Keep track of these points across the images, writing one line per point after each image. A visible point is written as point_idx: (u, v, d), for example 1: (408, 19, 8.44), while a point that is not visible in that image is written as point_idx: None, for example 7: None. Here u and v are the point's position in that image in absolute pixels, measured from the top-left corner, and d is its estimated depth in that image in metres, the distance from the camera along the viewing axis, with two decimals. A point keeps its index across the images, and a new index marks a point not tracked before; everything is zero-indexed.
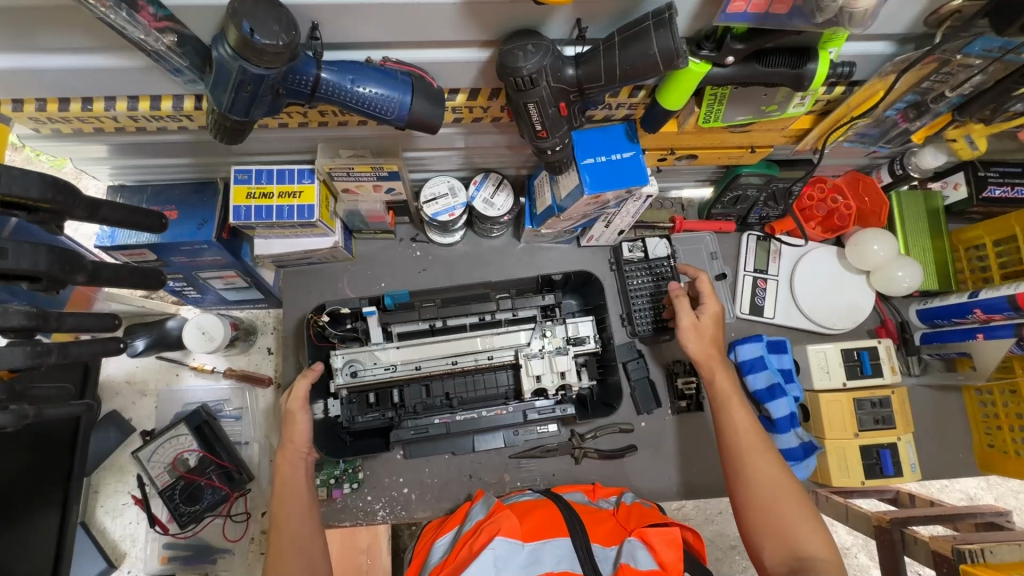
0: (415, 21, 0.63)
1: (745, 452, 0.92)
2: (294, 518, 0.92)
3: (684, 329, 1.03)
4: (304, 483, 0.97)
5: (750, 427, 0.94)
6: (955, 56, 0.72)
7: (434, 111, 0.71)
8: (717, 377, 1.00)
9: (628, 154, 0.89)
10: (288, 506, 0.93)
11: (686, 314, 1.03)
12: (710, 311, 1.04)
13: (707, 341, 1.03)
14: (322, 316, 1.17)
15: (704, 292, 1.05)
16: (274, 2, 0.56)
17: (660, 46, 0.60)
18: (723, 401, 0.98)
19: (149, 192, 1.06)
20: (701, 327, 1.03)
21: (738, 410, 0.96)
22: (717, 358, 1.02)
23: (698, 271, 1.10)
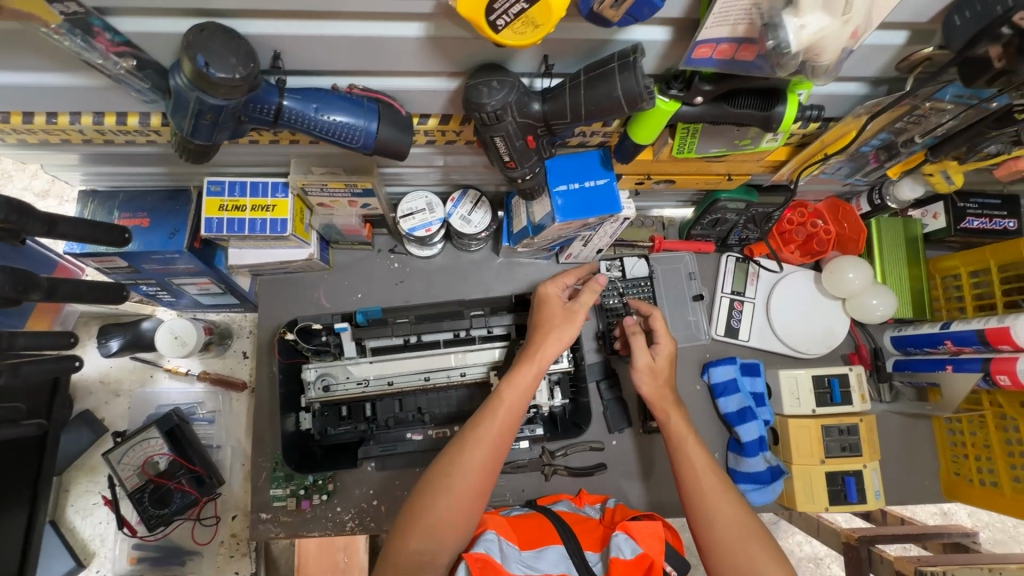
0: (380, 53, 0.62)
1: (708, 493, 0.89)
2: (505, 415, 0.90)
3: (639, 369, 1.07)
4: (529, 386, 0.94)
5: (708, 466, 0.93)
6: (926, 101, 0.71)
7: (401, 136, 0.71)
8: (672, 418, 1.01)
9: (602, 181, 0.88)
10: (508, 400, 0.91)
11: (643, 355, 1.07)
12: (664, 351, 1.09)
13: (661, 382, 1.06)
14: (292, 331, 1.12)
15: (658, 330, 1.10)
16: (231, 33, 0.56)
17: (624, 88, 0.59)
18: (678, 441, 0.97)
19: (121, 199, 1.05)
20: (656, 368, 1.08)
21: (694, 449, 0.95)
22: (669, 396, 1.05)
23: (650, 307, 1.14)
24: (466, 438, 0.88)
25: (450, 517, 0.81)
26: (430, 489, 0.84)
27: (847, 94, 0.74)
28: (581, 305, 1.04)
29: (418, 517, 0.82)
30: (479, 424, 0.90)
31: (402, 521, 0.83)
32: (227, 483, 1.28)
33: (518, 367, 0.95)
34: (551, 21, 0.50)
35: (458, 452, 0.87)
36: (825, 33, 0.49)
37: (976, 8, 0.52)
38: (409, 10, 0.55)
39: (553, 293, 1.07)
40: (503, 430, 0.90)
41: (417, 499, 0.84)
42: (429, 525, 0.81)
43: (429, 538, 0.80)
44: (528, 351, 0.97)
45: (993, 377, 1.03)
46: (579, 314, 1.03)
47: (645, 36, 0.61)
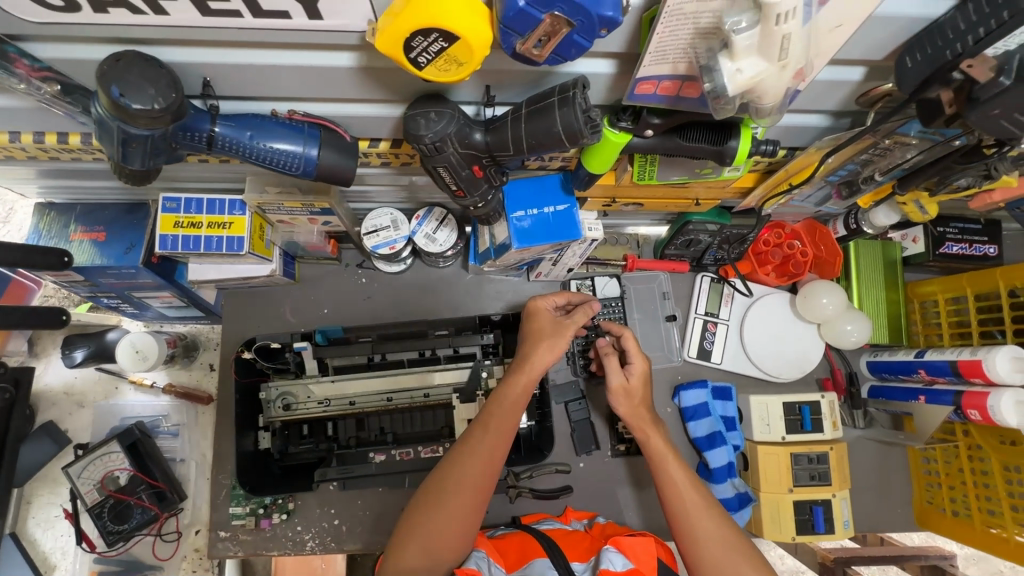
0: (315, 81, 0.60)
1: (692, 512, 0.87)
2: (495, 428, 0.88)
3: (614, 390, 1.01)
4: (519, 398, 0.92)
5: (692, 485, 0.90)
6: (890, 135, 0.69)
7: (346, 162, 0.69)
8: (652, 438, 0.96)
9: (562, 207, 0.86)
10: (498, 413, 0.89)
11: (617, 376, 1.01)
12: (639, 370, 1.02)
13: (637, 402, 1.00)
14: (251, 350, 1.11)
15: (630, 350, 1.03)
16: (151, 61, 0.54)
17: (564, 123, 0.57)
18: (659, 462, 0.93)
19: (79, 212, 1.03)
20: (632, 387, 1.02)
21: (677, 469, 0.92)
22: (649, 416, 0.99)
23: (621, 327, 1.08)
24: (456, 454, 0.87)
25: (445, 536, 0.80)
26: (422, 508, 0.82)
27: (810, 125, 0.72)
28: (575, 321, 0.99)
29: (412, 536, 0.80)
30: (470, 438, 0.88)
31: (396, 540, 0.82)
32: (190, 498, 1.26)
33: (508, 380, 0.93)
34: (475, 60, 0.48)
35: (450, 470, 0.85)
36: (762, 77, 0.47)
37: (928, 51, 0.50)
38: (337, 42, 0.53)
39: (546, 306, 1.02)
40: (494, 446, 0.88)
41: (410, 519, 0.83)
42: (425, 544, 0.79)
43: (425, 558, 0.79)
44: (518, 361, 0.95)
45: (965, 411, 1.02)
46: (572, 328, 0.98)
47: (589, 68, 0.58)
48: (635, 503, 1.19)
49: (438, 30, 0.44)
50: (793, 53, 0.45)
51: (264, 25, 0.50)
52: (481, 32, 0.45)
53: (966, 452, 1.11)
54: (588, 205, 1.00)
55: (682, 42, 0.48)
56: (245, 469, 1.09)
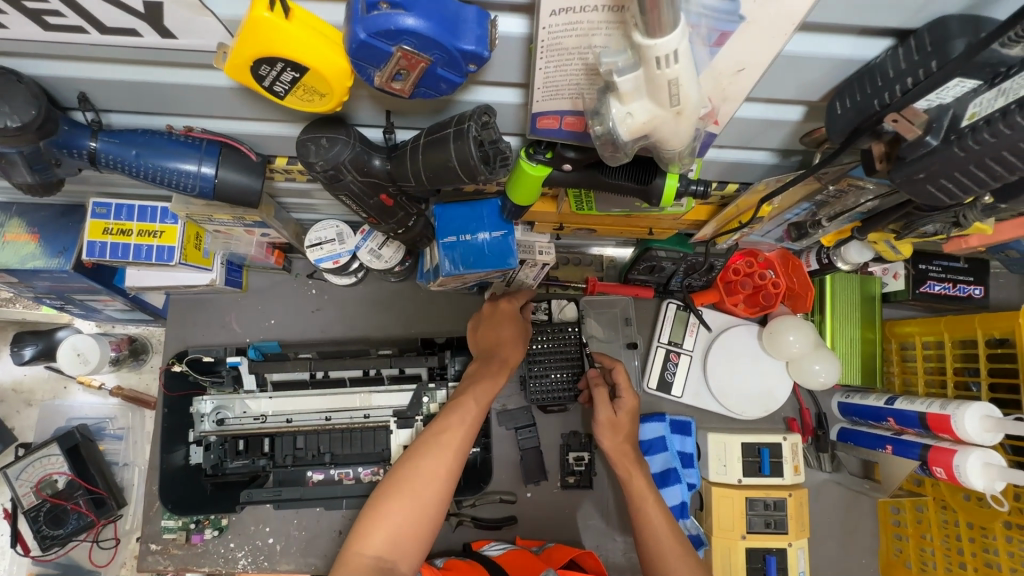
0: (198, 99, 0.55)
1: (669, 554, 0.87)
2: (467, 420, 0.88)
3: (600, 423, 1.00)
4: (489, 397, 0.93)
5: (667, 526, 0.91)
6: (838, 179, 0.62)
7: (249, 182, 0.64)
8: (633, 476, 0.97)
9: (497, 234, 0.80)
10: (473, 407, 0.90)
11: (604, 409, 1.01)
12: (627, 406, 1.03)
13: (622, 438, 1.00)
14: (181, 363, 1.09)
15: (619, 383, 1.05)
16: (8, 74, 0.49)
17: (458, 157, 0.52)
18: (637, 500, 0.94)
19: (14, 211, 0.99)
20: (618, 423, 1.01)
21: (654, 508, 0.93)
22: (631, 457, 1.00)
23: (613, 362, 1.11)
24: (428, 443, 0.85)
25: (411, 525, 0.79)
26: (390, 494, 0.80)
27: (757, 162, 0.66)
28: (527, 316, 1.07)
29: (378, 521, 0.78)
30: (444, 428, 0.87)
31: (360, 524, 0.79)
32: (130, 505, 1.24)
33: (484, 378, 0.95)
34: (338, 90, 0.43)
35: (421, 456, 0.83)
36: (656, 123, 0.41)
37: (858, 97, 0.44)
38: (204, 62, 0.48)
39: (511, 309, 1.03)
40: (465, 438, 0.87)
41: (377, 502, 0.80)
42: (392, 530, 0.78)
43: (390, 544, 0.77)
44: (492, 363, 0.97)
45: (930, 467, 0.95)
46: (527, 327, 1.05)
47: (494, 97, 0.53)
48: (581, 537, 1.13)
49: (282, 60, 0.39)
50: (687, 99, 0.39)
51: (119, 42, 0.46)
52: (333, 62, 0.40)
53: (937, 509, 1.05)
54: (538, 228, 0.95)
55: (573, 78, 0.43)
56: (174, 484, 1.08)
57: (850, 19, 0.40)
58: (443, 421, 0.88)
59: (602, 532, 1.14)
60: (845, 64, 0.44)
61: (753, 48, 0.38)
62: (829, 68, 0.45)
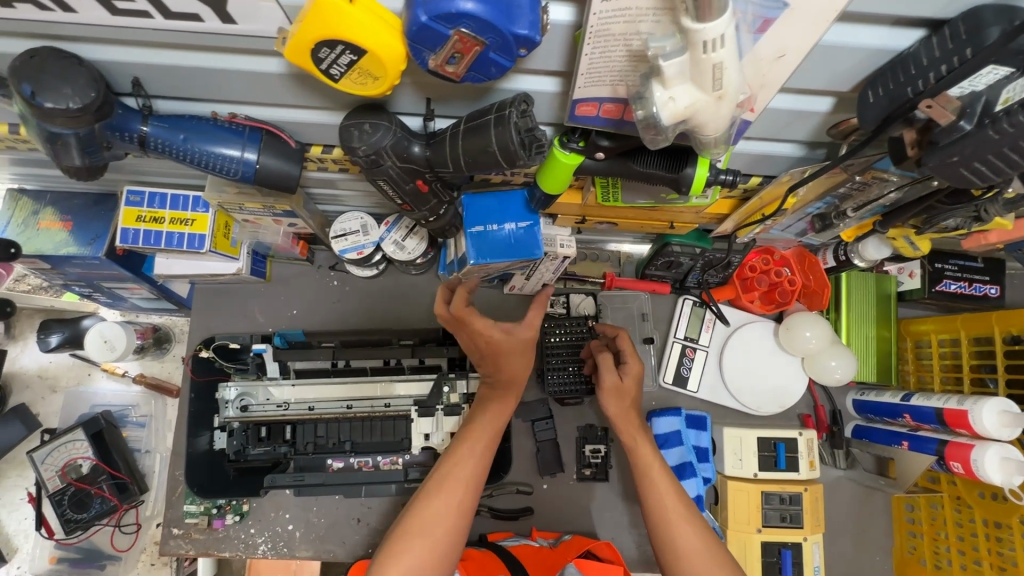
0: (246, 85, 0.57)
1: (677, 522, 0.82)
2: (475, 455, 0.86)
3: (605, 390, 0.95)
4: (497, 426, 0.90)
5: (674, 493, 0.86)
6: (864, 171, 0.64)
7: (287, 168, 0.66)
8: (639, 443, 0.92)
9: (524, 224, 0.82)
10: (480, 441, 0.87)
11: (610, 374, 0.95)
12: (633, 371, 0.97)
13: (628, 404, 0.95)
14: (208, 349, 1.12)
15: (625, 351, 1.00)
16: (71, 58, 0.52)
17: (499, 142, 0.53)
18: (643, 468, 0.89)
19: (49, 200, 1.02)
20: (623, 388, 0.96)
21: (660, 476, 0.88)
22: (637, 423, 0.95)
23: (617, 328, 1.06)
24: (434, 485, 0.82)
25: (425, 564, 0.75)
26: (403, 534, 0.77)
27: (783, 154, 0.68)
28: (533, 326, 0.89)
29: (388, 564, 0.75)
30: (450, 469, 0.83)
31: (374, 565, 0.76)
32: (151, 491, 1.26)
33: (491, 402, 0.91)
34: (391, 74, 0.45)
35: (433, 492, 0.81)
36: (697, 107, 0.43)
37: (890, 86, 0.46)
38: (258, 47, 0.50)
39: (501, 335, 0.85)
40: (472, 472, 0.84)
41: (389, 543, 0.77)
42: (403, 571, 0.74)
43: None
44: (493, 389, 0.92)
45: (947, 462, 0.96)
46: (534, 338, 0.88)
47: (533, 86, 0.55)
48: (595, 530, 1.14)
49: (343, 42, 0.41)
50: (730, 84, 0.41)
51: (180, 27, 0.48)
52: (390, 46, 0.42)
53: (953, 505, 1.05)
54: (560, 222, 0.97)
55: (616, 64, 0.45)
56: (197, 469, 1.10)
57: (886, 9, 0.41)
58: (452, 454, 0.86)
59: (617, 525, 1.15)
60: (878, 54, 0.46)
61: (794, 34, 0.40)
62: (862, 58, 0.46)
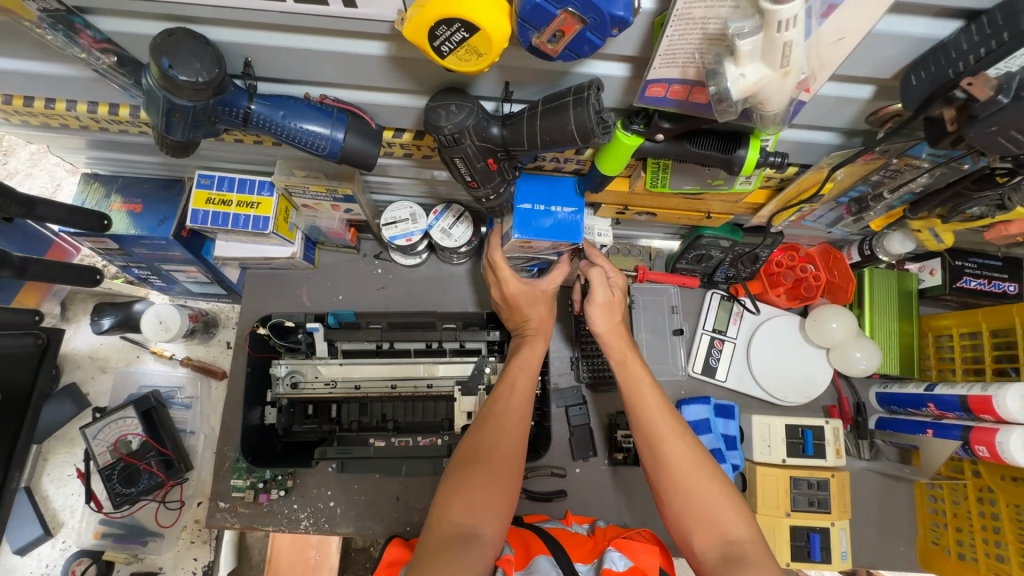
0: (346, 67, 0.64)
1: (664, 434, 0.83)
2: (523, 391, 0.89)
3: (598, 304, 0.95)
4: (536, 366, 0.94)
5: (663, 408, 0.86)
6: (898, 156, 0.70)
7: (368, 147, 0.72)
8: (630, 359, 0.92)
9: (572, 209, 0.88)
10: (521, 377, 0.91)
11: (603, 290, 0.96)
12: (620, 284, 1.00)
13: (618, 320, 0.97)
14: (265, 326, 1.18)
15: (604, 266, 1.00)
16: (200, 38, 0.59)
17: (577, 122, 0.60)
18: (630, 384, 0.89)
19: (120, 183, 1.07)
20: (614, 303, 0.98)
21: (649, 391, 0.88)
22: (625, 341, 0.95)
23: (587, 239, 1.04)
24: (487, 418, 0.85)
25: (493, 489, 0.76)
26: (466, 467, 0.78)
27: (821, 142, 0.74)
28: (552, 282, 1.00)
29: (456, 490, 0.76)
30: (498, 404, 0.87)
31: (440, 496, 0.76)
32: (195, 470, 1.30)
33: (524, 346, 0.96)
34: (494, 51, 0.51)
35: (485, 426, 0.84)
36: (765, 83, 0.49)
37: (932, 69, 0.53)
38: (368, 30, 0.57)
39: (522, 289, 0.98)
40: (522, 406, 0.88)
41: (450, 476, 0.78)
42: (467, 499, 0.74)
43: (470, 513, 0.73)
44: (524, 335, 0.98)
45: (972, 447, 1.00)
46: (550, 291, 1.00)
47: (604, 71, 0.62)
48: (627, 513, 1.18)
49: (460, 21, 0.47)
50: (795, 61, 0.47)
51: (304, 11, 0.55)
52: (499, 25, 0.48)
53: (975, 493, 1.07)
54: (601, 213, 1.04)
55: (691, 45, 0.51)
56: (248, 440, 1.15)
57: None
58: (495, 394, 0.89)
59: (647, 509, 1.18)
60: (920, 42, 0.52)
61: (854, 19, 0.46)
62: (906, 46, 0.52)
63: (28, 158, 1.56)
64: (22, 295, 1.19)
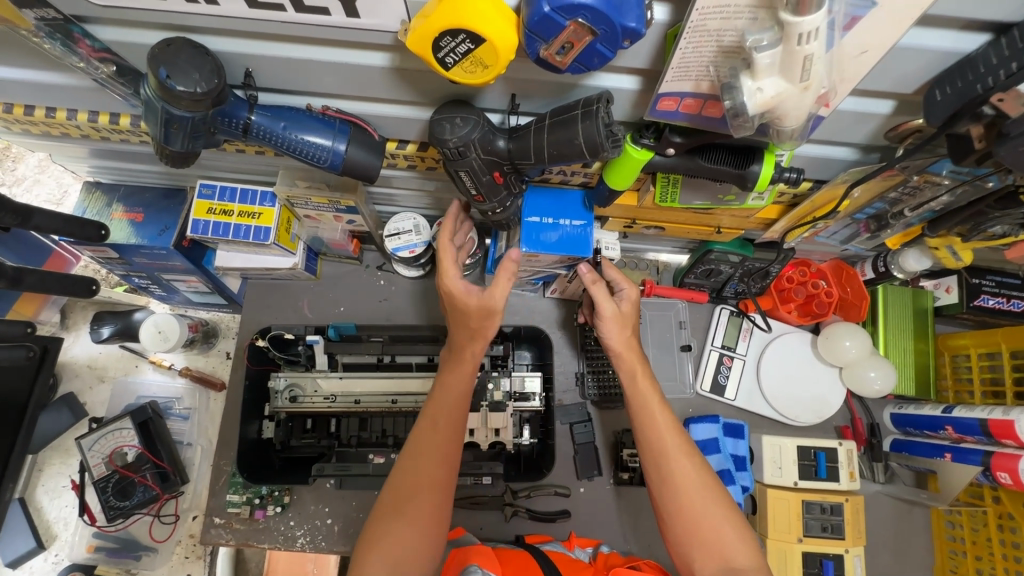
0: (350, 77, 0.62)
1: (672, 454, 0.80)
2: (448, 425, 0.79)
3: (607, 319, 0.89)
4: (464, 390, 0.83)
5: (673, 427, 0.82)
6: (918, 173, 0.67)
7: (370, 159, 0.70)
8: (638, 373, 0.87)
9: (580, 222, 0.86)
10: (445, 407, 0.80)
11: (610, 304, 0.89)
12: (632, 297, 0.92)
13: (629, 332, 0.90)
14: (264, 338, 1.16)
15: (614, 278, 0.93)
16: (200, 49, 0.57)
17: (585, 135, 0.58)
18: (636, 402, 0.85)
19: (122, 192, 1.06)
20: (625, 317, 0.91)
21: (656, 407, 0.84)
22: (638, 354, 0.89)
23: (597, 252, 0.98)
24: (408, 456, 0.78)
25: (416, 540, 0.71)
26: (389, 514, 0.73)
27: (837, 158, 0.71)
28: (497, 296, 0.79)
29: (380, 539, 0.71)
30: (421, 438, 0.79)
31: (360, 547, 0.72)
32: (191, 483, 1.27)
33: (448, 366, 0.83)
34: (500, 63, 0.50)
35: (408, 465, 0.77)
36: (783, 98, 0.47)
37: (959, 84, 0.50)
38: (371, 41, 0.56)
39: (461, 288, 0.82)
40: (448, 442, 0.79)
41: (372, 523, 0.74)
42: (390, 550, 0.70)
43: (392, 567, 0.69)
44: (453, 350, 0.84)
45: (993, 473, 0.97)
46: (497, 306, 0.79)
47: (614, 84, 0.60)
48: (632, 534, 1.14)
49: (466, 32, 0.46)
50: (816, 76, 0.45)
51: (306, 21, 0.53)
52: (506, 36, 0.47)
53: (995, 520, 1.04)
54: (608, 226, 1.02)
55: (705, 58, 0.49)
56: (246, 454, 1.12)
57: (958, 12, 0.45)
58: (417, 427, 0.80)
59: (653, 531, 1.14)
60: (946, 56, 0.50)
61: (877, 33, 0.44)
62: (930, 60, 0.50)
63: (33, 165, 1.55)
64: (21, 303, 1.18)
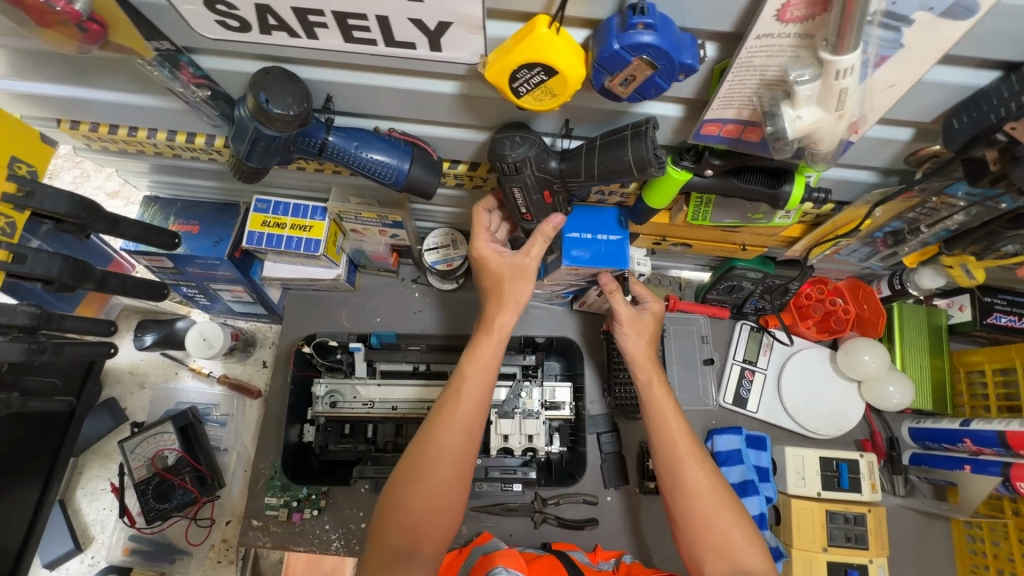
0: (420, 103, 0.69)
1: (685, 459, 0.83)
2: (470, 393, 0.79)
3: (624, 323, 0.94)
4: (491, 366, 0.82)
5: (687, 434, 0.86)
6: (936, 194, 0.73)
7: (430, 178, 0.76)
8: (655, 383, 0.91)
9: (615, 237, 0.92)
10: (471, 379, 0.80)
11: (626, 309, 0.94)
12: (655, 310, 0.97)
13: (647, 340, 0.95)
14: (309, 345, 1.22)
15: (639, 293, 0.99)
16: (293, 78, 0.64)
17: (635, 155, 0.64)
18: (653, 412, 0.88)
19: (179, 206, 1.11)
20: (643, 327, 0.96)
21: (672, 416, 0.87)
22: (656, 364, 0.94)
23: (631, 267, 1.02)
24: (429, 425, 0.78)
25: (433, 512, 0.74)
26: (407, 484, 0.75)
27: (860, 181, 0.78)
28: (532, 257, 0.83)
29: (398, 506, 0.74)
30: (444, 409, 0.79)
31: (380, 514, 0.76)
32: (227, 487, 1.31)
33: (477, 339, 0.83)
34: (567, 91, 0.56)
35: (428, 436, 0.77)
36: (820, 125, 0.53)
37: (975, 114, 0.57)
38: (446, 71, 0.63)
39: (493, 252, 0.85)
40: (470, 415, 0.79)
41: (390, 490, 0.76)
42: (408, 518, 0.73)
43: (410, 534, 0.73)
44: (483, 322, 0.84)
45: (1013, 483, 1.00)
46: (532, 268, 0.83)
47: (659, 111, 0.66)
48: (658, 543, 1.17)
49: (542, 65, 0.52)
50: (850, 106, 0.51)
51: (392, 53, 0.60)
52: (577, 68, 0.53)
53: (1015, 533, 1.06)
54: (638, 243, 1.07)
55: (750, 89, 0.56)
56: (287, 459, 1.17)
57: (973, 53, 0.52)
58: (442, 397, 0.81)
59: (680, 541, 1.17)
60: (963, 90, 0.56)
61: (903, 69, 0.51)
62: (948, 92, 0.56)
63: (72, 181, 1.62)
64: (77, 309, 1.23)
